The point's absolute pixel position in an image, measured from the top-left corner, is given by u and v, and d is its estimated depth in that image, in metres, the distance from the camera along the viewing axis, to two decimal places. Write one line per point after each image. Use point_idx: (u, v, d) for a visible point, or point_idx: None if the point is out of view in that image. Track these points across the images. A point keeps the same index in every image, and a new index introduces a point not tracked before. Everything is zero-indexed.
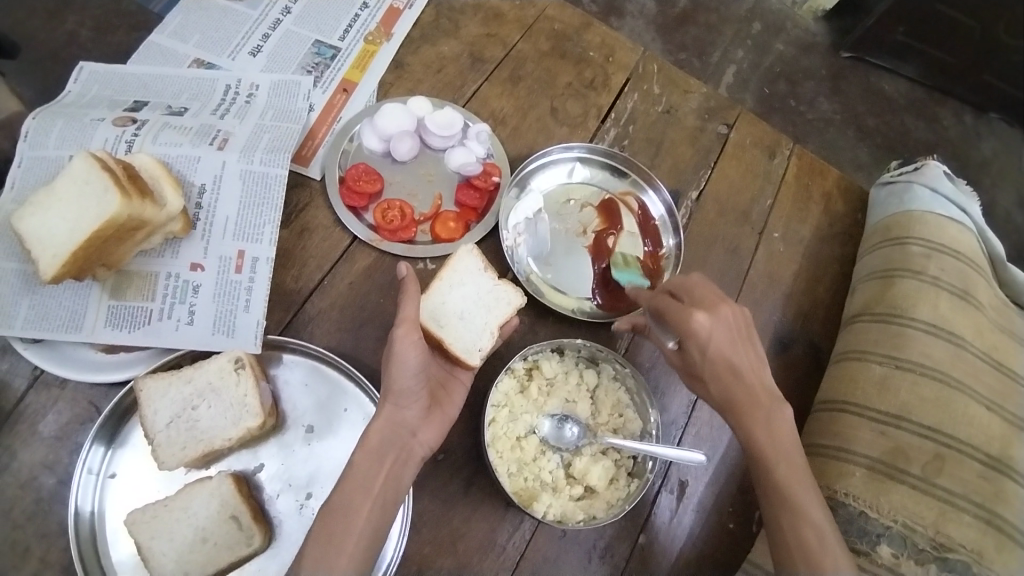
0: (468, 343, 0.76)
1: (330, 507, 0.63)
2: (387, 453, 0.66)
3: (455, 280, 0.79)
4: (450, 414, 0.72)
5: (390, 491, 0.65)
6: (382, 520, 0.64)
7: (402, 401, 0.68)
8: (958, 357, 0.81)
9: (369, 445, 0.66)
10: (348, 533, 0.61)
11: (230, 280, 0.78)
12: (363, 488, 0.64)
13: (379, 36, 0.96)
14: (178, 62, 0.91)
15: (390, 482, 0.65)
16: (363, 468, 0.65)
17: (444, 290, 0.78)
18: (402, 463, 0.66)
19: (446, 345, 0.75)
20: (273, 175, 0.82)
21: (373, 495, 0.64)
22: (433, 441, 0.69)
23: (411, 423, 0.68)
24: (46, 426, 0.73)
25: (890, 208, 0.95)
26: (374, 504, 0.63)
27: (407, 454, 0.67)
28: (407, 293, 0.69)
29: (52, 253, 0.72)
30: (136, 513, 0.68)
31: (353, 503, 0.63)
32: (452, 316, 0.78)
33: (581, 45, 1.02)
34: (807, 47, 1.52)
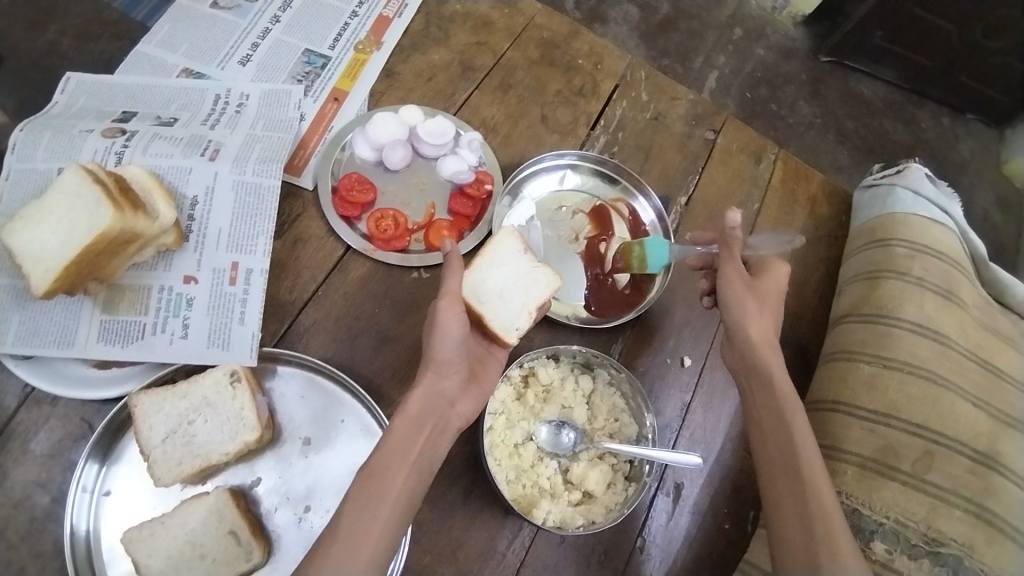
0: (506, 322, 0.76)
1: (366, 472, 0.63)
2: (425, 422, 0.67)
3: (495, 259, 0.79)
4: (486, 388, 0.74)
5: (426, 460, 0.66)
6: (417, 488, 0.64)
7: (442, 372, 0.70)
8: (944, 356, 0.84)
9: (409, 412, 0.67)
10: (385, 495, 0.62)
11: (224, 293, 0.78)
12: (400, 454, 0.64)
13: (369, 45, 0.96)
14: (166, 72, 0.91)
15: (427, 451, 0.66)
16: (402, 434, 0.66)
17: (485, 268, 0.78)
18: (440, 431, 0.68)
19: (487, 322, 0.75)
20: (266, 186, 0.82)
21: (411, 461, 0.64)
22: (468, 413, 0.72)
23: (449, 394, 0.70)
24: (38, 444, 0.72)
25: (874, 211, 0.97)
26: (411, 473, 0.64)
27: (443, 424, 0.69)
28: (450, 265, 0.71)
29: (43, 269, 0.71)
30: (132, 531, 0.67)
31: (391, 468, 0.63)
32: (492, 295, 0.77)
33: (570, 53, 1.03)
34: (787, 52, 1.55)
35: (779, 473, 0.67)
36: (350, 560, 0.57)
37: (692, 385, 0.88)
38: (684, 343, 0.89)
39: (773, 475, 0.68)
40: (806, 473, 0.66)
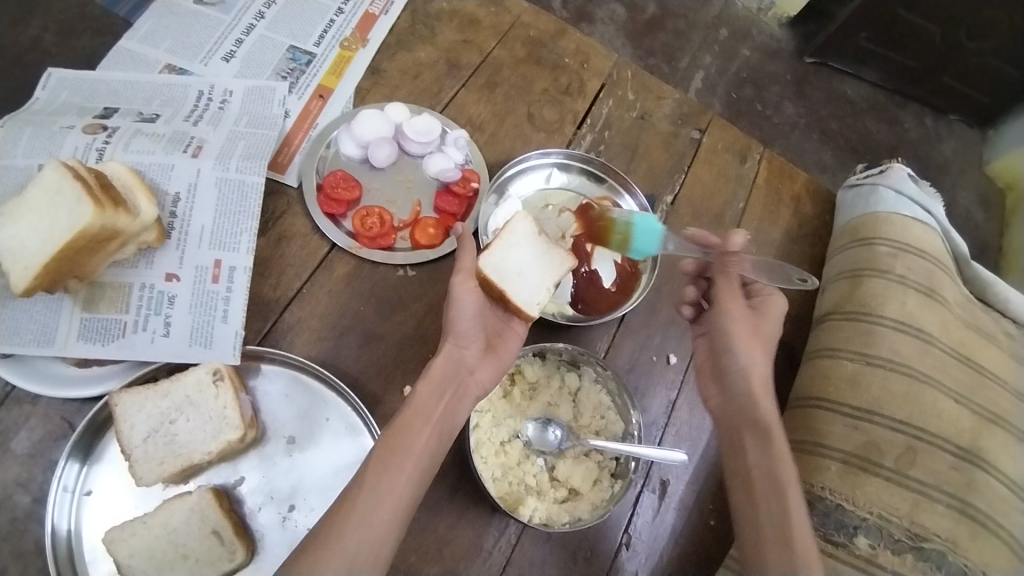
0: (528, 295, 0.77)
1: (391, 431, 0.66)
2: (447, 386, 0.71)
3: (514, 235, 0.78)
4: (506, 359, 0.77)
5: (446, 424, 0.69)
6: (437, 447, 0.67)
7: (460, 343, 0.74)
8: (926, 353, 0.85)
9: (432, 377, 0.71)
10: (407, 452, 0.65)
11: (207, 290, 0.77)
12: (422, 415, 0.68)
13: (354, 42, 0.95)
14: (148, 68, 0.90)
15: (447, 414, 0.70)
16: (425, 396, 0.69)
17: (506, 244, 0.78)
18: (459, 397, 0.72)
19: (509, 297, 0.76)
20: (249, 183, 0.81)
21: (433, 421, 0.68)
22: (487, 382, 0.74)
23: (469, 362, 0.74)
24: (18, 444, 0.72)
25: (857, 209, 0.98)
26: (431, 433, 0.67)
27: (464, 389, 0.72)
28: (461, 245, 0.75)
29: (23, 266, 0.70)
30: (114, 531, 0.67)
31: (413, 427, 0.67)
32: (513, 270, 0.77)
33: (556, 51, 1.03)
34: (772, 53, 1.56)
35: (758, 487, 0.68)
36: (376, 512, 0.61)
37: (677, 383, 0.88)
38: (670, 340, 0.90)
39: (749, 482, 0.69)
40: (786, 489, 0.67)
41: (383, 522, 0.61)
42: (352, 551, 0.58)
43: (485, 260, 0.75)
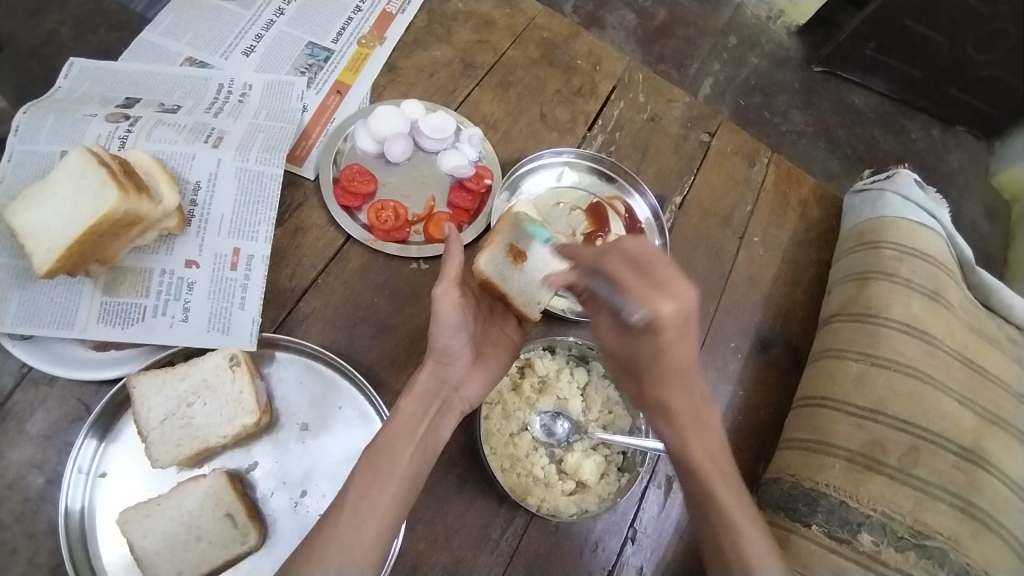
0: (529, 296, 0.80)
1: (375, 450, 0.67)
2: (432, 401, 0.72)
3: (515, 234, 0.81)
4: (493, 369, 0.77)
5: (429, 442, 0.70)
6: (422, 465, 0.69)
7: (445, 358, 0.72)
8: (930, 354, 0.86)
9: (416, 392, 0.71)
10: (390, 471, 0.66)
11: (225, 278, 0.78)
12: (407, 432, 0.69)
13: (372, 40, 0.97)
14: (170, 60, 0.91)
15: (430, 432, 0.70)
16: (409, 414, 0.70)
17: (506, 245, 0.80)
18: (443, 415, 0.72)
19: (510, 298, 0.79)
20: (268, 174, 0.83)
21: (415, 441, 0.69)
22: (475, 396, 0.75)
23: (455, 378, 0.73)
24: (34, 425, 0.73)
25: (864, 214, 1.00)
26: (415, 450, 0.68)
27: (449, 405, 0.73)
28: (450, 245, 0.69)
29: (46, 248, 0.72)
30: (128, 512, 0.68)
31: (397, 447, 0.67)
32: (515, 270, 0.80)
33: (569, 53, 1.05)
34: (780, 61, 1.59)
35: (714, 555, 0.67)
36: (360, 533, 0.62)
37: None
38: None
39: (708, 549, 0.68)
40: (732, 555, 0.65)
41: (368, 541, 0.62)
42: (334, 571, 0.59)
43: (484, 262, 0.79)
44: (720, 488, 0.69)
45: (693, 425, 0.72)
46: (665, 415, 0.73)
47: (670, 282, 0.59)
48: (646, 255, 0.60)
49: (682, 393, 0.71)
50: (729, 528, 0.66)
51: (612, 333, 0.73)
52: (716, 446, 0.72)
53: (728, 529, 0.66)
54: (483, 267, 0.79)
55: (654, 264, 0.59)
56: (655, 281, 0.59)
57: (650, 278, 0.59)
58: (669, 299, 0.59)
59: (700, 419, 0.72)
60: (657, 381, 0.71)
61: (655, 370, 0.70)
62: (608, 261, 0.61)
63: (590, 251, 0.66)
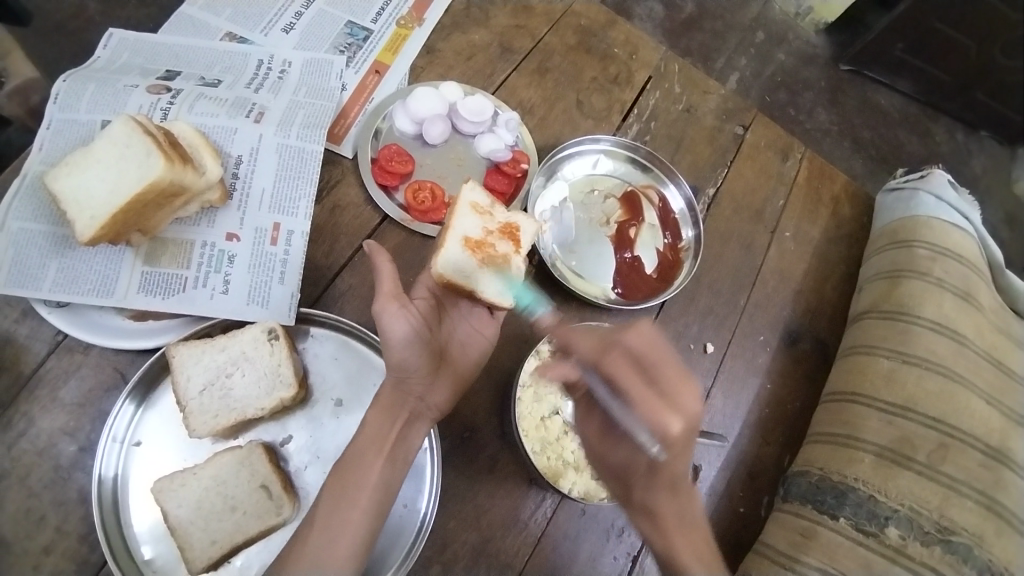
0: (498, 288, 0.76)
1: (343, 466, 0.67)
2: (400, 411, 0.71)
3: (467, 225, 0.78)
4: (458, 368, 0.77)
5: (400, 453, 0.69)
6: (393, 477, 0.68)
7: (403, 372, 0.71)
8: (960, 354, 0.86)
9: (382, 405, 0.70)
10: (358, 488, 0.66)
11: (265, 252, 0.79)
12: (375, 446, 0.68)
13: (411, 21, 0.97)
14: (210, 34, 0.91)
15: (399, 444, 0.69)
16: (377, 425, 0.69)
17: (458, 240, 0.77)
18: (412, 423, 0.71)
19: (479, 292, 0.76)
20: (309, 151, 0.83)
21: (384, 453, 0.68)
22: (442, 403, 0.74)
23: (418, 388, 0.72)
24: (67, 392, 0.73)
25: (897, 213, 1.00)
26: (384, 462, 0.68)
27: (417, 414, 0.72)
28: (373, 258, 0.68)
29: (89, 216, 0.72)
30: (163, 481, 0.68)
31: (365, 461, 0.67)
32: (477, 262, 0.76)
33: (606, 41, 1.05)
34: (807, 59, 1.57)
35: None
36: (328, 551, 0.63)
37: (713, 371, 0.90)
38: (707, 331, 0.91)
39: None
40: None
41: (340, 558, 0.63)
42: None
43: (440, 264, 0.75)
44: (708, 575, 0.67)
45: (678, 519, 0.69)
46: (648, 516, 0.70)
47: (677, 393, 0.62)
48: (651, 357, 0.62)
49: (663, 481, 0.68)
50: None
51: (600, 435, 0.72)
52: (702, 543, 0.70)
53: None
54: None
55: (660, 364, 0.62)
56: (664, 388, 0.62)
57: (658, 387, 0.62)
58: (679, 412, 0.61)
59: (694, 518, 0.71)
60: (649, 483, 0.69)
61: (652, 474, 0.68)
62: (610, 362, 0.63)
63: (589, 343, 0.65)
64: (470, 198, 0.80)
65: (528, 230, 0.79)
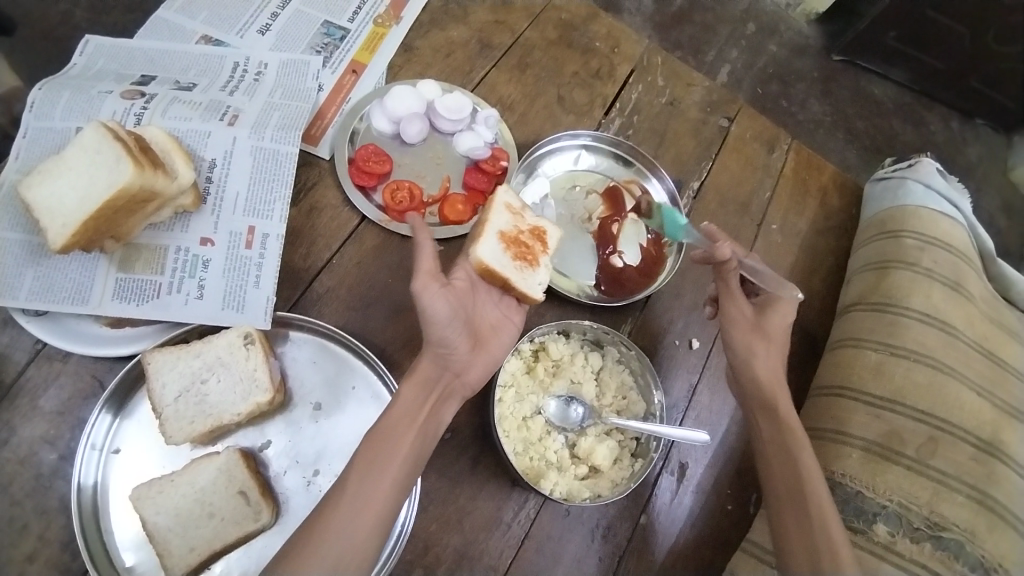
0: (531, 281, 0.77)
1: (376, 434, 0.65)
2: (434, 386, 0.70)
3: (502, 222, 0.78)
4: (496, 352, 0.75)
5: (430, 427, 0.68)
6: (423, 449, 0.66)
7: (443, 347, 0.70)
8: (950, 345, 0.84)
9: (416, 379, 0.69)
10: (391, 457, 0.64)
11: (240, 256, 0.78)
12: (408, 417, 0.67)
13: (389, 19, 0.96)
14: (185, 38, 0.90)
15: (431, 418, 0.68)
16: (409, 399, 0.68)
17: (495, 233, 0.77)
18: (446, 399, 0.70)
19: (514, 283, 0.75)
20: (283, 153, 0.82)
21: (417, 425, 0.66)
22: (477, 381, 0.73)
23: (456, 364, 0.71)
24: (47, 401, 0.73)
25: (885, 203, 0.99)
26: (416, 435, 0.66)
27: (451, 391, 0.71)
28: (417, 235, 0.68)
29: (61, 224, 0.72)
30: (141, 488, 0.68)
31: (398, 431, 0.65)
32: (512, 257, 0.76)
33: (587, 35, 1.03)
34: (799, 49, 1.54)
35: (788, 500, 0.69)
36: (357, 518, 0.60)
37: (700, 366, 0.89)
38: (693, 325, 0.90)
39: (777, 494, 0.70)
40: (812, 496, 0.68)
41: (367, 528, 0.60)
42: (334, 555, 0.58)
43: (479, 252, 0.74)
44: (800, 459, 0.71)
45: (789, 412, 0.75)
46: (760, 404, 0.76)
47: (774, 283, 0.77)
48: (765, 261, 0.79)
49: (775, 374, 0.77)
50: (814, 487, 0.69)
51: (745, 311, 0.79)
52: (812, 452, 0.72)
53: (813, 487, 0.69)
54: (481, 255, 0.74)
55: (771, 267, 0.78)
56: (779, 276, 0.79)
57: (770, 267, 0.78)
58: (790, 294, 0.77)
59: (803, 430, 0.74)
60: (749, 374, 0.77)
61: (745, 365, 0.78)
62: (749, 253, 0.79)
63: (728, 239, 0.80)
64: (505, 198, 0.80)
65: (553, 237, 0.82)
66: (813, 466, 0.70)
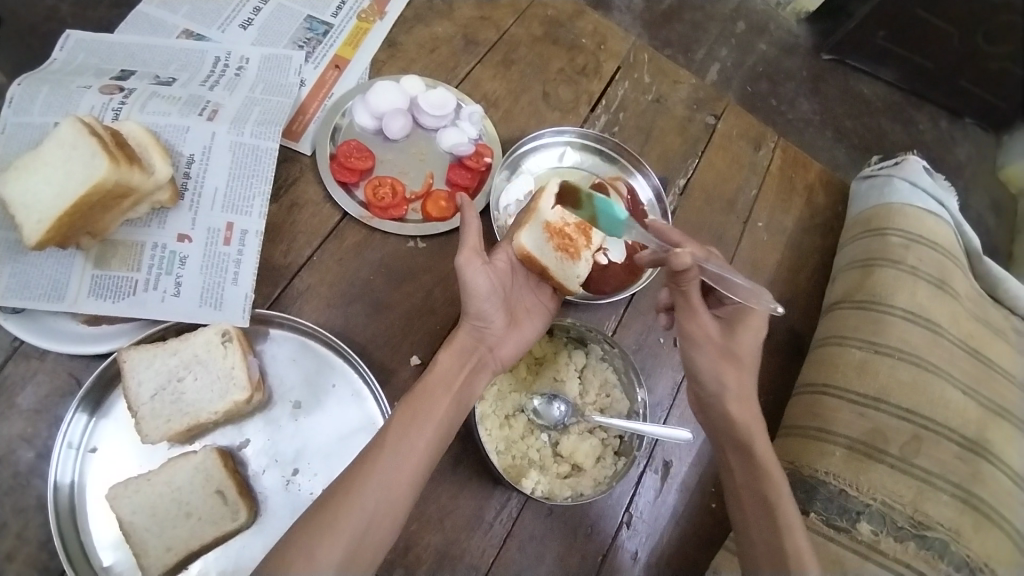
0: (569, 272, 0.79)
1: (413, 397, 0.66)
2: (469, 357, 0.71)
3: (550, 213, 0.78)
4: (527, 332, 0.77)
5: (464, 395, 0.69)
6: (456, 416, 0.68)
7: (480, 321, 0.73)
8: (935, 343, 0.84)
9: (454, 346, 0.71)
10: (427, 420, 0.65)
11: (218, 252, 0.77)
12: (444, 383, 0.68)
13: (373, 14, 0.95)
14: (166, 33, 0.89)
15: (466, 386, 0.70)
16: (447, 365, 0.70)
17: (540, 224, 0.78)
18: (478, 370, 0.72)
19: (553, 273, 0.78)
20: (263, 148, 0.81)
21: (453, 389, 0.68)
22: (510, 356, 0.75)
23: (491, 339, 0.74)
24: (23, 399, 0.72)
25: (871, 201, 0.99)
26: (452, 400, 0.68)
27: (485, 363, 0.73)
28: (464, 213, 0.69)
29: (36, 219, 0.71)
30: (117, 487, 0.67)
31: (434, 394, 0.67)
32: (553, 248, 0.78)
33: (573, 32, 1.03)
34: (788, 48, 1.53)
35: (761, 545, 0.66)
36: (396, 474, 0.61)
37: None
38: None
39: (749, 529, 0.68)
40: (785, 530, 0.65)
41: (405, 482, 0.61)
42: (371, 510, 0.59)
43: (523, 240, 0.76)
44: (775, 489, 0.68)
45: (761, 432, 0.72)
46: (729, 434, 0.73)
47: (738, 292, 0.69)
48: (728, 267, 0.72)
49: (748, 412, 0.73)
50: (790, 523, 0.66)
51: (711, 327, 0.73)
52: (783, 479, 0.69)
53: (789, 522, 0.66)
54: (523, 242, 0.76)
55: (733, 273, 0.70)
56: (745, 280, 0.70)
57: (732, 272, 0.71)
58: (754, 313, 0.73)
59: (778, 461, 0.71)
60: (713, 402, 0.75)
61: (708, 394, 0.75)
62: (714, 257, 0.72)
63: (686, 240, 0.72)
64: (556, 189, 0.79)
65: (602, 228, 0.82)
66: (791, 510, 0.67)
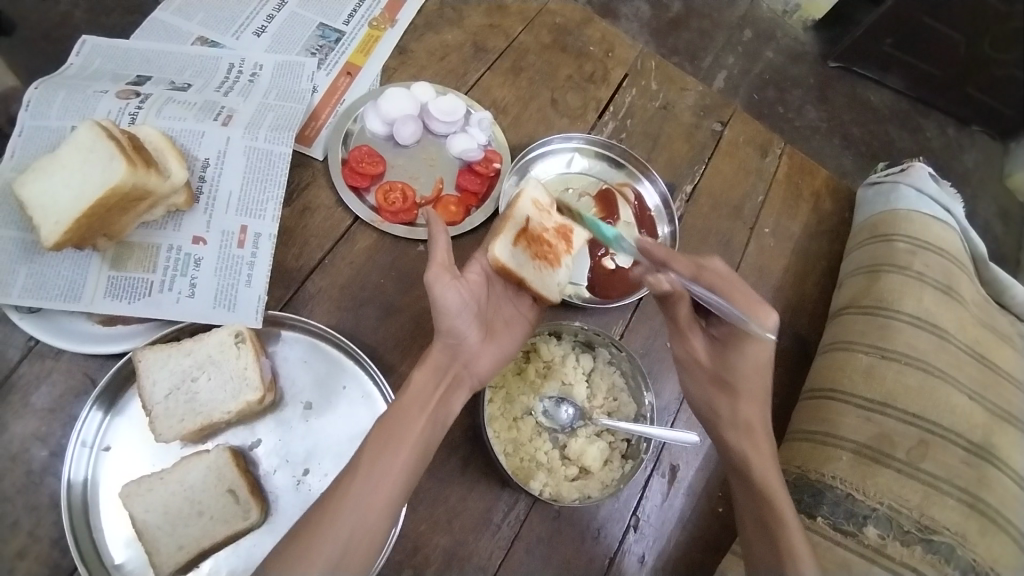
0: (547, 282, 0.78)
1: (388, 419, 0.67)
2: (444, 374, 0.71)
3: (528, 216, 0.79)
4: (505, 345, 0.77)
5: (441, 412, 0.69)
6: (434, 434, 0.68)
7: (453, 338, 0.72)
8: (942, 348, 0.84)
9: (428, 364, 0.71)
10: (402, 442, 0.65)
11: (232, 255, 0.78)
12: (420, 402, 0.68)
13: (384, 22, 0.97)
14: (181, 39, 0.91)
15: (442, 405, 0.70)
16: (423, 382, 0.69)
17: (516, 230, 0.77)
18: (454, 388, 0.72)
19: (530, 283, 0.77)
20: (277, 153, 0.83)
21: (428, 409, 0.68)
22: (486, 372, 0.74)
23: (466, 354, 0.73)
24: (39, 398, 0.73)
25: (878, 207, 0.99)
26: (427, 420, 0.68)
27: (461, 379, 0.72)
28: (432, 227, 0.67)
29: (53, 221, 0.72)
30: (130, 486, 0.68)
31: (411, 414, 0.67)
32: (530, 256, 0.77)
33: (581, 39, 1.04)
34: (795, 57, 1.54)
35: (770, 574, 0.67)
36: (371, 498, 0.62)
37: None
38: None
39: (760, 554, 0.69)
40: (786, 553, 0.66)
41: (378, 507, 0.62)
42: (345, 538, 0.60)
43: (497, 250, 0.75)
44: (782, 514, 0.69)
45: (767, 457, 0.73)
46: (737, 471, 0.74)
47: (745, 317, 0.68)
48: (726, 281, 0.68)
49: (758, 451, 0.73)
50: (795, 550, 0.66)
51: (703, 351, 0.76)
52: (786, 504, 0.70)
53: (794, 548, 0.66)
54: (497, 254, 0.74)
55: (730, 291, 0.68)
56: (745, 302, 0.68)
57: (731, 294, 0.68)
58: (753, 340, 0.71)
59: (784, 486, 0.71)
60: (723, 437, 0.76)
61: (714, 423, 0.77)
62: (706, 276, 0.68)
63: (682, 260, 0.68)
64: (531, 194, 0.80)
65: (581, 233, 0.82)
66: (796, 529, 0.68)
